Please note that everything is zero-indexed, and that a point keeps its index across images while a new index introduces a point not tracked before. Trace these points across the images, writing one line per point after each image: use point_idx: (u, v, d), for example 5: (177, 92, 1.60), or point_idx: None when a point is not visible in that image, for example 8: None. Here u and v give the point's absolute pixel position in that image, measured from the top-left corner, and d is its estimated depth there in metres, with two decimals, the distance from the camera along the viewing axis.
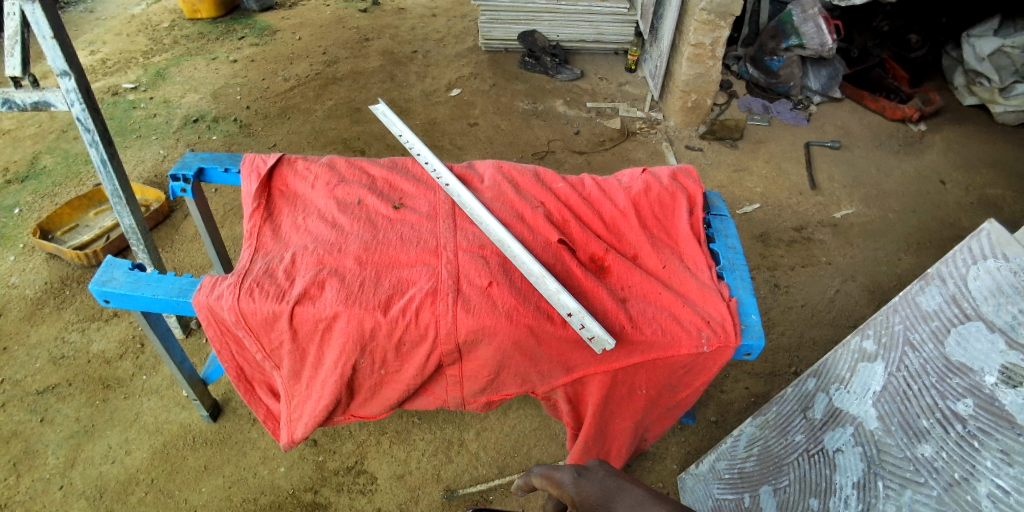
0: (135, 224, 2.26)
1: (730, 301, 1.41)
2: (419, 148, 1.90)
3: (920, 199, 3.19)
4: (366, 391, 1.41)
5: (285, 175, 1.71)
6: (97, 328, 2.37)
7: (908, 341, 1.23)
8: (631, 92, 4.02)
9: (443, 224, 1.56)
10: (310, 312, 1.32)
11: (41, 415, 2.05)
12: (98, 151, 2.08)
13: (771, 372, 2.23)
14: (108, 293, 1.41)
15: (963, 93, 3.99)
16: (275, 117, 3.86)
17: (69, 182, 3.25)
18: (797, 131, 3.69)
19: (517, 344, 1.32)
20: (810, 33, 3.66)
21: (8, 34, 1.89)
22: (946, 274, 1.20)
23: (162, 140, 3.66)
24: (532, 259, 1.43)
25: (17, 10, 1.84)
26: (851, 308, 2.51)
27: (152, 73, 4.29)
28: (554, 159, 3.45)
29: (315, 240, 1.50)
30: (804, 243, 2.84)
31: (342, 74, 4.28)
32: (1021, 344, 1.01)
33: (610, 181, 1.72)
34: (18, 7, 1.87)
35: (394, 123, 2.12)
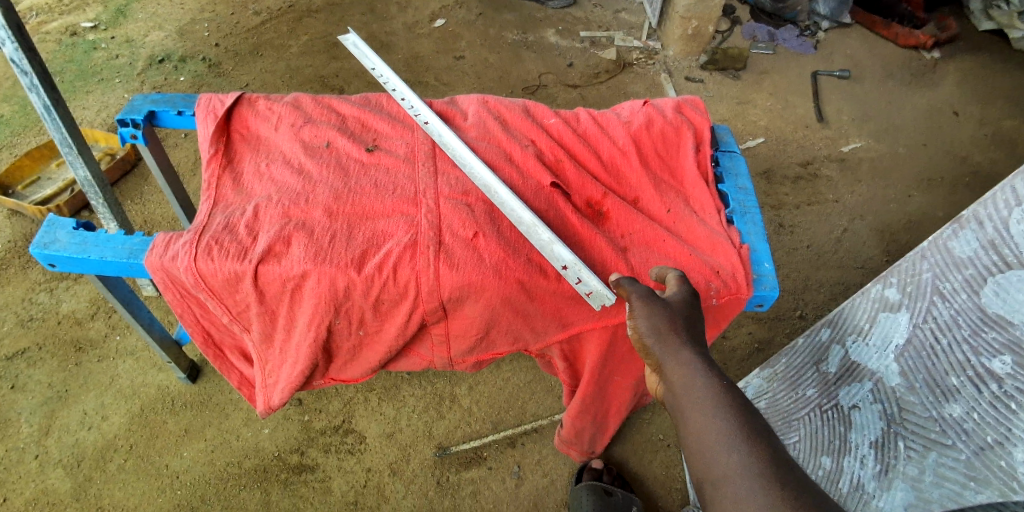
0: (91, 176, 2.08)
1: (741, 248, 1.29)
2: (396, 84, 1.71)
3: (932, 132, 3.02)
4: (345, 353, 1.30)
5: (245, 116, 1.53)
6: (66, 287, 2.23)
7: (937, 291, 1.15)
8: (628, 19, 3.72)
9: (422, 168, 1.40)
10: (277, 272, 1.19)
11: (12, 382, 1.95)
12: (40, 96, 1.86)
13: (776, 316, 2.15)
14: (51, 257, 1.27)
15: (980, 18, 3.74)
16: (247, 55, 3.57)
17: (27, 130, 3.02)
18: (804, 60, 3.45)
19: (506, 301, 1.20)
20: None
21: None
22: (984, 217, 1.11)
23: (126, 83, 3.38)
24: (522, 207, 1.29)
25: None
26: (859, 248, 2.40)
27: (113, 10, 3.94)
28: (547, 94, 3.23)
29: (280, 189, 1.35)
30: (810, 181, 2.70)
31: (318, 6, 3.94)
32: None
33: (608, 116, 1.55)
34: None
35: (367, 55, 1.91)
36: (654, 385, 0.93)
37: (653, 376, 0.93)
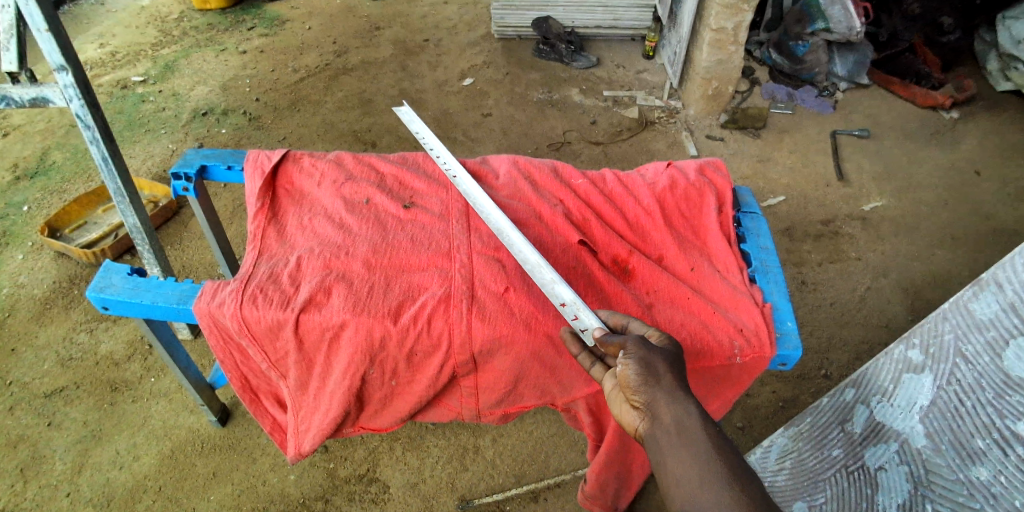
0: (139, 223, 2.19)
1: (764, 307, 1.31)
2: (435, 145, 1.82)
3: (954, 189, 3.05)
4: (376, 403, 1.34)
5: (290, 173, 1.63)
6: (106, 328, 2.33)
7: (959, 353, 1.16)
8: (649, 79, 3.90)
9: (456, 224, 1.47)
10: (317, 321, 1.25)
11: (49, 419, 2.01)
12: (99, 149, 2.01)
13: (800, 375, 2.13)
14: (105, 300, 1.35)
15: (997, 78, 3.87)
16: (285, 109, 3.78)
17: (78, 178, 3.21)
18: (822, 119, 3.54)
19: (536, 355, 1.25)
20: (837, 17, 3.58)
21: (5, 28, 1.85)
22: (1003, 280, 1.13)
23: (171, 135, 3.59)
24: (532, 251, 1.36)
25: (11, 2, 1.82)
26: (883, 306, 2.39)
27: (161, 66, 4.25)
28: (570, 150, 3.34)
29: (321, 241, 1.43)
30: (831, 239, 2.72)
31: (353, 65, 4.21)
32: None
33: (632, 177, 1.62)
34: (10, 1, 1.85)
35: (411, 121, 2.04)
36: (632, 422, 0.91)
37: (633, 412, 0.91)
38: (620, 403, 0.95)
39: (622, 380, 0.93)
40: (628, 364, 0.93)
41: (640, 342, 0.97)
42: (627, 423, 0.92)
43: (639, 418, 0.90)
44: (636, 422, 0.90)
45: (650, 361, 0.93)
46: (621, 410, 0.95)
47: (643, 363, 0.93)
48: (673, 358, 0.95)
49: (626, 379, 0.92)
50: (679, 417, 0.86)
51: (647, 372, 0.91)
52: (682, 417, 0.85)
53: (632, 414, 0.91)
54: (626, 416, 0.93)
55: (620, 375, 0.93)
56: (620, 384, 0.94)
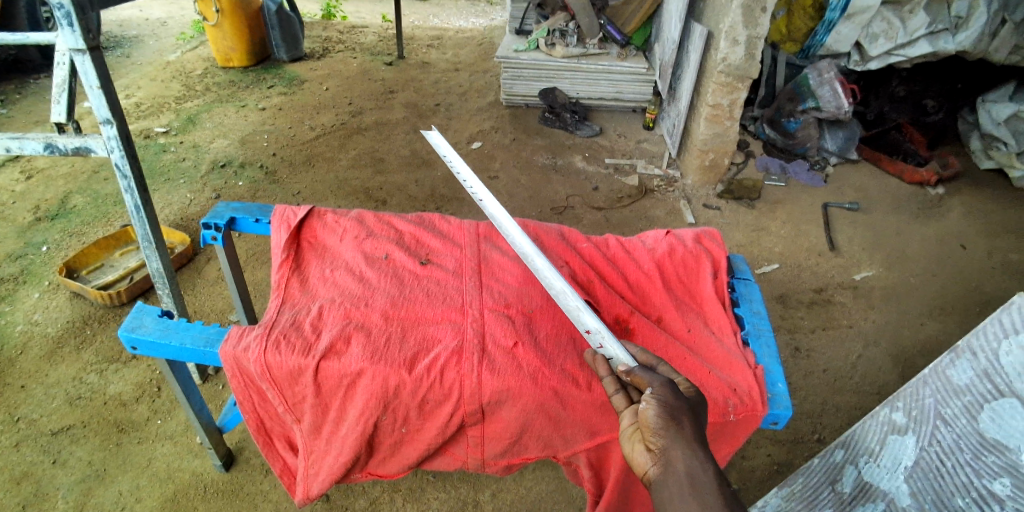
0: (162, 268, 2.30)
1: (757, 369, 1.40)
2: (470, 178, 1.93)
3: (941, 262, 3.17)
4: (386, 449, 1.39)
5: (314, 227, 1.76)
6: (116, 370, 2.39)
7: (939, 416, 1.24)
8: (649, 149, 4.14)
9: (469, 281, 1.57)
10: (336, 367, 1.33)
11: (53, 457, 2.04)
12: (133, 197, 2.13)
13: (794, 439, 2.17)
14: (135, 340, 1.43)
15: (981, 157, 4.14)
16: (300, 165, 3.98)
17: (97, 222, 3.34)
18: (814, 192, 3.73)
19: (542, 406, 1.32)
20: (826, 97, 3.84)
21: (59, 82, 1.97)
22: (977, 348, 1.23)
23: (189, 184, 3.74)
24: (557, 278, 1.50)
25: (68, 60, 1.97)
26: (875, 373, 2.46)
27: (184, 118, 4.50)
28: (573, 214, 3.49)
29: (342, 293, 1.53)
30: (823, 306, 2.82)
31: (367, 125, 4.48)
32: None
33: (634, 242, 1.75)
34: (69, 57, 1.98)
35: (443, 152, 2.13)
36: (643, 463, 0.97)
37: (646, 454, 0.97)
38: (632, 440, 1.00)
39: (643, 419, 0.99)
40: (650, 404, 0.99)
41: (666, 385, 1.04)
42: (639, 462, 0.98)
43: (653, 461, 0.95)
44: (646, 464, 0.96)
45: (673, 409, 0.99)
46: (633, 447, 1.00)
47: (667, 406, 0.99)
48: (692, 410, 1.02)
49: (647, 420, 0.98)
50: (692, 466, 0.92)
51: (668, 418, 0.97)
52: (695, 468, 0.92)
53: (645, 455, 0.97)
54: (638, 456, 0.98)
55: (642, 413, 0.99)
56: (641, 423, 0.99)
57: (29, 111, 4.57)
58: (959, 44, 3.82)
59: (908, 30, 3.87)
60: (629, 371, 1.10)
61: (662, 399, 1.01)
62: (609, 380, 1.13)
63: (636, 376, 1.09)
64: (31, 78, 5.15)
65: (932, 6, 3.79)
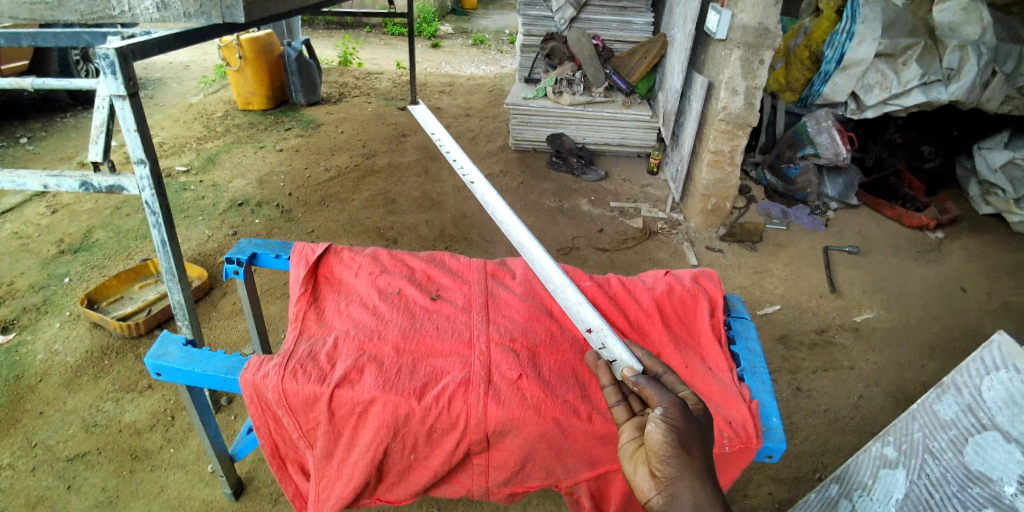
0: (183, 300, 2.39)
1: (751, 403, 1.45)
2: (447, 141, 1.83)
3: (942, 305, 3.21)
4: (394, 475, 1.45)
5: (331, 263, 1.86)
6: (132, 398, 2.47)
7: (927, 449, 1.31)
8: (653, 193, 4.28)
9: (477, 316, 1.66)
10: (349, 396, 1.40)
11: (68, 482, 2.10)
12: (160, 233, 2.23)
13: (796, 477, 2.19)
14: (161, 366, 1.51)
15: (979, 203, 4.21)
16: (315, 204, 4.13)
17: (118, 255, 3.47)
18: (815, 235, 3.81)
19: (544, 436, 1.38)
20: (824, 144, 3.97)
21: (98, 125, 2.11)
22: (960, 383, 1.30)
23: (208, 221, 3.89)
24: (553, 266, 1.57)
25: (107, 104, 2.12)
26: (877, 414, 2.48)
27: (204, 158, 4.71)
28: (579, 255, 3.59)
29: (357, 325, 1.61)
30: (825, 347, 2.86)
31: (379, 167, 4.66)
32: None
33: (634, 281, 1.84)
34: (108, 101, 2.13)
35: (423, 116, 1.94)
36: (646, 491, 1.02)
37: (649, 480, 1.02)
38: (637, 461, 1.06)
39: (649, 444, 1.03)
40: (658, 426, 1.04)
41: (676, 407, 1.08)
42: (640, 488, 1.03)
43: (656, 489, 1.00)
44: (649, 491, 1.01)
45: (680, 435, 1.03)
46: (637, 469, 1.06)
47: (674, 430, 1.03)
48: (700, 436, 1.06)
49: (655, 447, 1.02)
50: (698, 501, 0.97)
51: (677, 447, 1.01)
52: (701, 500, 0.97)
53: (648, 481, 1.02)
54: (641, 480, 1.04)
55: (649, 435, 1.04)
56: (647, 448, 1.04)
57: (55, 148, 4.80)
58: (951, 94, 3.96)
59: (902, 81, 4.01)
60: (638, 383, 1.14)
61: (671, 423, 1.04)
62: (612, 391, 1.22)
63: (644, 389, 1.13)
64: (58, 117, 5.43)
65: (925, 58, 3.97)
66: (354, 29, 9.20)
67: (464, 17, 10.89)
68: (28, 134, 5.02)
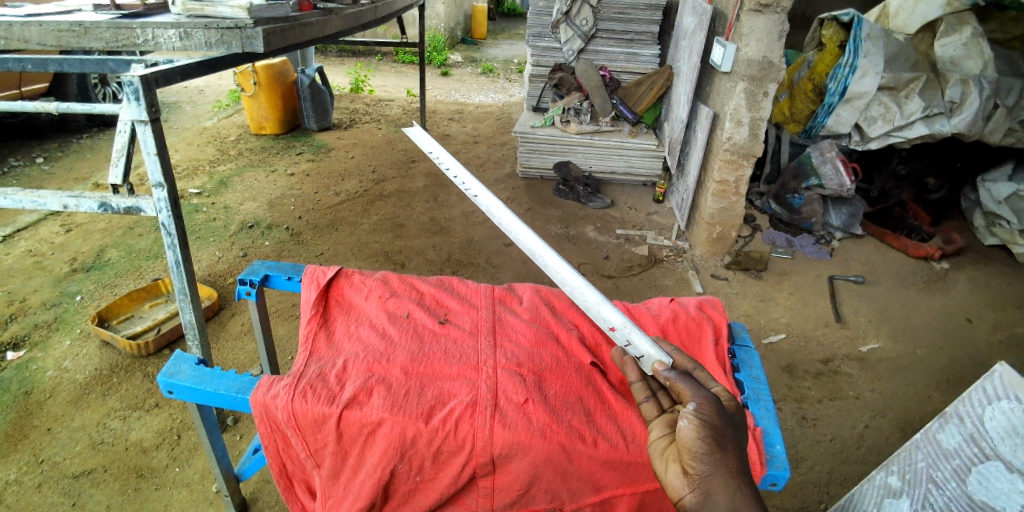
0: (194, 320, 2.42)
1: (754, 430, 1.46)
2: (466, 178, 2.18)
3: (949, 335, 3.21)
4: (400, 496, 1.46)
5: (342, 286, 1.89)
6: (139, 417, 2.49)
7: (931, 479, 1.35)
8: (659, 221, 4.33)
9: (485, 341, 1.68)
10: (358, 416, 1.42)
11: (73, 499, 2.12)
12: (174, 253, 2.27)
13: (801, 508, 2.17)
14: (173, 385, 1.54)
15: (985, 234, 4.22)
16: (325, 228, 4.20)
17: (129, 275, 3.53)
18: (820, 265, 3.83)
19: (550, 460, 1.39)
20: (828, 174, 4.03)
21: (119, 148, 2.19)
22: (963, 413, 1.32)
23: (219, 242, 3.96)
24: (572, 276, 1.88)
25: (128, 128, 2.22)
26: (882, 444, 2.47)
27: (216, 181, 4.81)
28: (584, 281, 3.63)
29: (366, 348, 1.64)
30: (830, 377, 2.85)
31: (389, 192, 4.75)
32: None
33: (640, 308, 1.88)
34: (130, 126, 2.23)
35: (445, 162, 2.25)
36: (679, 488, 1.06)
37: (681, 478, 1.07)
38: (669, 460, 1.12)
39: (682, 440, 1.10)
40: (691, 423, 1.11)
41: (708, 406, 1.15)
42: (673, 486, 1.07)
43: (689, 487, 1.04)
44: (682, 488, 1.05)
45: (711, 432, 1.09)
46: (669, 467, 1.11)
47: (705, 427, 1.10)
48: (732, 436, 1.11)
49: (688, 443, 1.08)
50: (733, 498, 1.00)
51: (711, 444, 1.07)
52: (735, 496, 1.00)
53: (680, 479, 1.07)
54: (673, 478, 1.08)
55: (683, 431, 1.10)
56: (680, 444, 1.10)
57: (70, 168, 4.92)
58: (955, 126, 4.01)
59: (905, 113, 4.08)
60: (671, 381, 1.24)
61: (705, 422, 1.11)
62: (641, 388, 1.32)
63: (679, 388, 1.22)
64: (74, 138, 5.57)
65: (927, 91, 4.06)
66: (366, 58, 9.46)
67: (474, 46, 11.16)
68: (44, 154, 5.15)
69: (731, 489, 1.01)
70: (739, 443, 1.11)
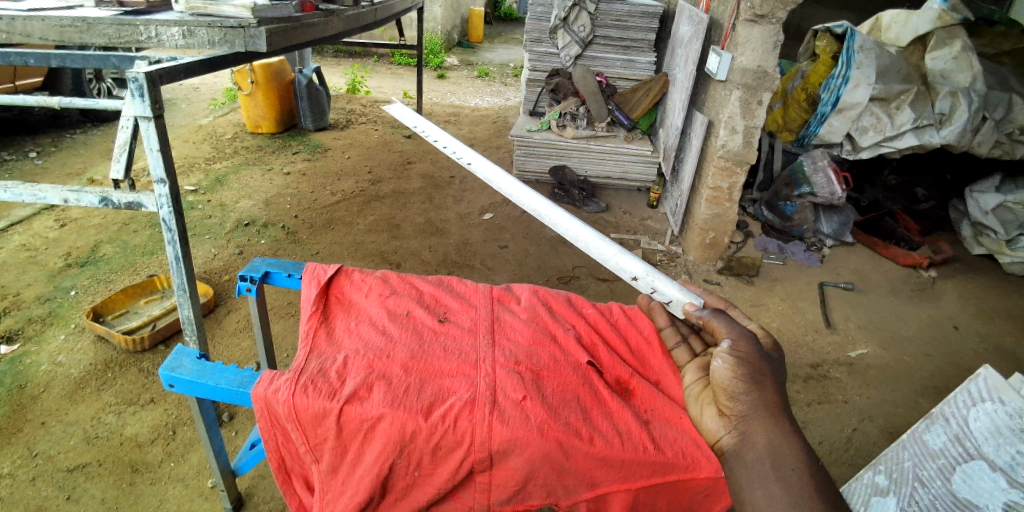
0: (192, 315, 2.43)
1: None
2: (462, 152, 2.39)
3: (936, 342, 3.28)
4: (397, 492, 1.48)
5: (342, 284, 1.92)
6: (133, 412, 2.49)
7: (917, 477, 1.55)
8: (652, 226, 4.38)
9: (483, 339, 1.71)
10: (358, 412, 1.44)
11: (67, 493, 2.12)
12: (175, 249, 2.28)
13: None
14: (175, 378, 1.56)
15: (972, 244, 4.31)
16: (321, 227, 4.22)
17: (124, 270, 3.52)
18: (810, 271, 3.89)
19: (547, 456, 1.42)
20: (820, 183, 4.05)
21: (122, 144, 2.20)
22: (949, 415, 1.54)
23: (214, 240, 3.96)
24: (584, 231, 2.15)
25: (130, 124, 2.23)
26: (870, 447, 2.52)
27: (212, 179, 4.81)
28: (578, 283, 3.68)
29: (366, 344, 1.67)
30: (820, 381, 2.90)
31: (385, 193, 4.77)
32: (1020, 482, 1.34)
33: (636, 310, 1.95)
34: (132, 121, 2.24)
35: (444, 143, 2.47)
36: (720, 428, 1.27)
37: (721, 417, 1.29)
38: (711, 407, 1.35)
39: (719, 380, 1.30)
40: (726, 363, 1.31)
41: (740, 345, 1.34)
42: (714, 426, 1.30)
43: (727, 426, 1.26)
44: (723, 428, 1.27)
45: (744, 371, 1.29)
46: (711, 410, 1.34)
47: (740, 365, 1.30)
48: (766, 372, 1.30)
49: (724, 382, 1.29)
50: (768, 431, 1.20)
51: (747, 385, 1.27)
52: (768, 427, 1.21)
53: (721, 418, 1.29)
54: (715, 419, 1.31)
55: (721, 371, 1.31)
56: (719, 386, 1.31)
57: (63, 164, 4.90)
58: (944, 138, 4.09)
59: (895, 124, 4.16)
60: (705, 321, 1.45)
61: (741, 362, 1.30)
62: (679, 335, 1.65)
63: (714, 327, 1.43)
64: (68, 133, 5.55)
65: (917, 103, 4.13)
66: (362, 59, 9.48)
67: (471, 50, 11.20)
68: (37, 149, 5.12)
69: (767, 426, 1.21)
70: (773, 377, 1.30)
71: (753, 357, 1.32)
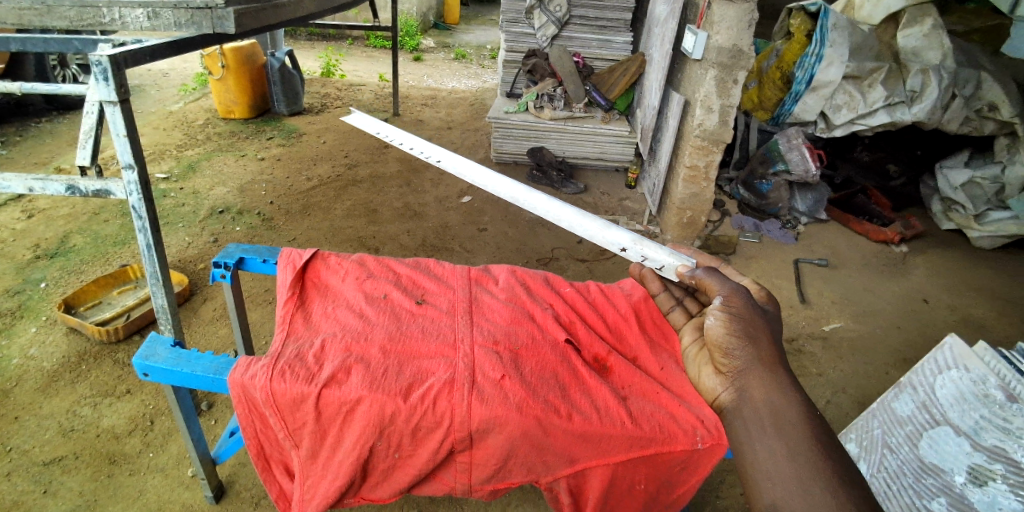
0: (166, 304, 2.39)
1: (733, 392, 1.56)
2: (427, 149, 2.36)
3: (906, 315, 3.38)
4: (378, 474, 1.49)
5: (318, 268, 1.89)
6: (109, 404, 2.45)
7: (886, 445, 1.70)
8: (631, 206, 4.41)
9: (462, 320, 1.71)
10: (336, 395, 1.44)
11: (44, 487, 2.08)
12: (146, 237, 2.22)
13: None
14: (149, 367, 1.53)
15: (941, 218, 4.47)
16: (297, 213, 4.15)
17: (95, 260, 3.44)
18: (785, 248, 3.96)
19: (526, 434, 1.43)
20: (795, 160, 4.14)
21: (87, 130, 2.12)
22: (917, 383, 1.66)
23: (188, 228, 3.87)
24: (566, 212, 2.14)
25: (95, 109, 2.15)
26: (842, 417, 2.61)
27: (184, 165, 4.69)
28: (558, 265, 3.70)
29: (343, 328, 1.65)
30: (795, 355, 2.97)
31: (362, 177, 4.71)
32: (982, 446, 1.45)
33: (613, 289, 1.97)
34: (97, 106, 2.16)
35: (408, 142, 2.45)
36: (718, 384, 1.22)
37: (717, 376, 1.24)
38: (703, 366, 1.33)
39: (713, 338, 1.26)
40: (719, 319, 1.27)
41: (734, 303, 1.30)
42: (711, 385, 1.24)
43: (724, 383, 1.20)
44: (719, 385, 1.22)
45: (739, 328, 1.24)
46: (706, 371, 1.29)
47: (732, 320, 1.26)
48: (762, 328, 1.25)
49: (718, 339, 1.25)
50: (765, 383, 1.14)
51: (743, 340, 1.22)
52: (766, 379, 1.14)
53: (717, 376, 1.24)
54: (711, 379, 1.26)
55: (715, 328, 1.27)
56: (713, 343, 1.26)
57: (28, 153, 4.73)
58: (915, 115, 4.15)
59: (868, 101, 4.23)
60: (698, 279, 1.42)
61: (735, 318, 1.26)
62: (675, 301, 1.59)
63: (706, 285, 1.40)
64: (32, 121, 5.35)
65: (889, 81, 4.20)
66: (336, 41, 9.27)
67: (446, 32, 11.02)
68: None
69: (765, 380, 1.14)
70: (769, 332, 1.25)
71: (746, 311, 1.28)
